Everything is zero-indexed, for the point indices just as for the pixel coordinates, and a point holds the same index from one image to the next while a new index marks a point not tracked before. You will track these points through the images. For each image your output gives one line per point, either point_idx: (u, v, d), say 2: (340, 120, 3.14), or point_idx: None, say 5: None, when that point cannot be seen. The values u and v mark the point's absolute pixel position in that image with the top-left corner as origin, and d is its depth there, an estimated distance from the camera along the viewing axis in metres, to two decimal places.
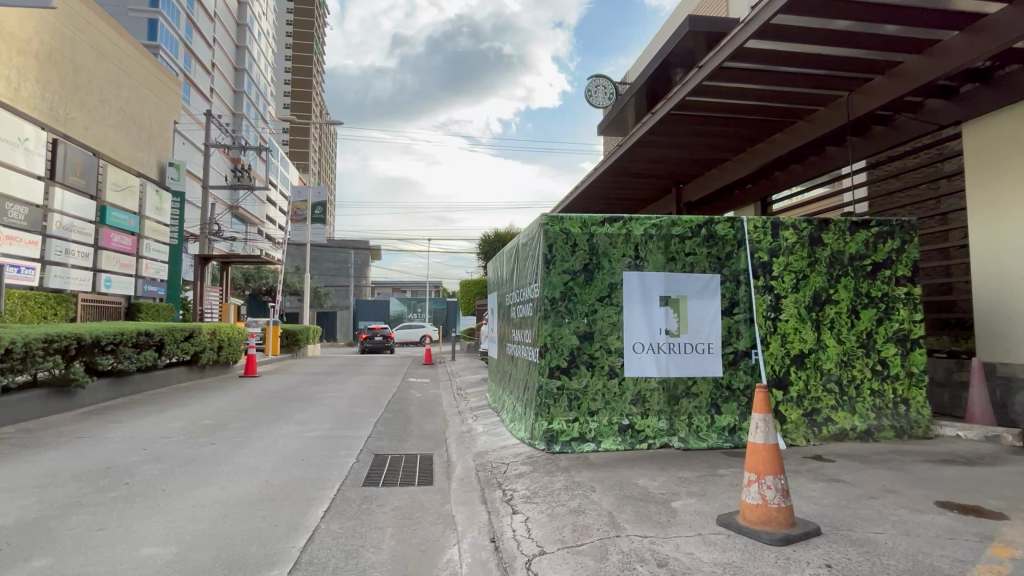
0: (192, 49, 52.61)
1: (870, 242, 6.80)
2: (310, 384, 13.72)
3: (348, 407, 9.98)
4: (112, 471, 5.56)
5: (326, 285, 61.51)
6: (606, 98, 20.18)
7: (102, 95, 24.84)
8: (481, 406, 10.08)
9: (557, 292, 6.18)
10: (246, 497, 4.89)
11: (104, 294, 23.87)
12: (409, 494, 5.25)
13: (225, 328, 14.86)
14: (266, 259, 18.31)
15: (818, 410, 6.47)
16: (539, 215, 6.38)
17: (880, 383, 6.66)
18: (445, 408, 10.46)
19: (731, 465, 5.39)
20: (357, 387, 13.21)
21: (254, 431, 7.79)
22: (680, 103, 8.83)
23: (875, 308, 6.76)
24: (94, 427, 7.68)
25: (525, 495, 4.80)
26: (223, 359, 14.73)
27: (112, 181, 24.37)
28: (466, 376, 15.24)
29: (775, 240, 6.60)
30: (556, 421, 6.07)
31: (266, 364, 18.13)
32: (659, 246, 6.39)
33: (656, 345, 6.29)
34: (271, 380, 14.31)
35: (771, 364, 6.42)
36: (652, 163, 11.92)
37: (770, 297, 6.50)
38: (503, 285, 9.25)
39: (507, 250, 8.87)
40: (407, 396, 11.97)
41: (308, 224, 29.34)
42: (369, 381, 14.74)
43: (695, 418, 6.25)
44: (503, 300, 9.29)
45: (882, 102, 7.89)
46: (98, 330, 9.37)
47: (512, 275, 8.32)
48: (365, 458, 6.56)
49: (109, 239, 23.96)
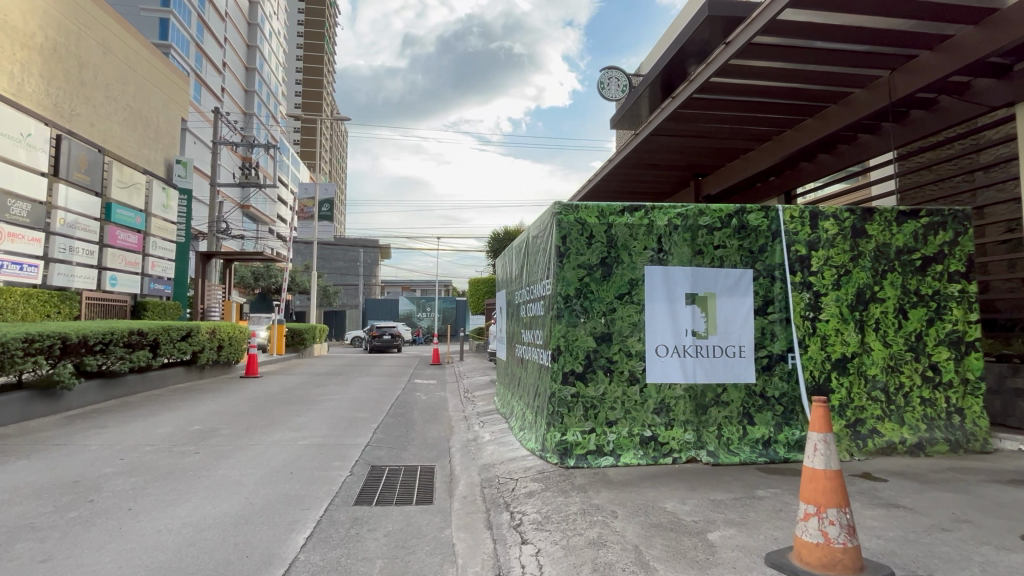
0: (202, 49, 52.72)
1: (920, 233, 6.10)
2: (312, 385, 13.22)
3: (348, 411, 9.43)
4: (79, 486, 5.04)
5: (336, 284, 61.25)
6: (620, 89, 19.46)
7: (109, 92, 24.73)
8: (489, 411, 9.48)
9: (572, 289, 5.57)
10: (220, 519, 4.33)
11: (109, 292, 23.58)
12: (405, 515, 4.67)
13: (226, 328, 14.38)
14: (270, 256, 17.87)
15: (862, 420, 5.81)
16: (551, 205, 5.77)
17: (931, 391, 5.96)
18: (452, 413, 9.88)
19: (770, 485, 4.76)
20: (361, 389, 12.68)
21: (245, 438, 7.27)
22: (704, 85, 8.15)
23: (925, 308, 6.06)
24: (74, 433, 7.19)
25: (535, 521, 4.19)
26: (224, 359, 14.27)
27: (117, 177, 24.11)
28: (475, 378, 14.65)
29: (814, 231, 5.94)
30: (571, 432, 5.46)
31: (270, 364, 17.70)
32: (685, 237, 5.76)
33: (681, 348, 5.66)
34: (272, 381, 13.82)
35: (810, 369, 5.77)
36: (671, 154, 11.25)
37: (809, 295, 5.85)
38: (512, 283, 8.65)
39: (517, 245, 8.26)
40: (412, 400, 11.42)
41: (315, 221, 28.94)
42: (373, 382, 14.22)
43: (725, 430, 5.62)
44: (511, 301, 8.65)
45: (927, 82, 7.16)
46: (85, 328, 8.90)
47: (521, 273, 7.71)
48: (361, 471, 5.98)
49: (114, 237, 23.68)
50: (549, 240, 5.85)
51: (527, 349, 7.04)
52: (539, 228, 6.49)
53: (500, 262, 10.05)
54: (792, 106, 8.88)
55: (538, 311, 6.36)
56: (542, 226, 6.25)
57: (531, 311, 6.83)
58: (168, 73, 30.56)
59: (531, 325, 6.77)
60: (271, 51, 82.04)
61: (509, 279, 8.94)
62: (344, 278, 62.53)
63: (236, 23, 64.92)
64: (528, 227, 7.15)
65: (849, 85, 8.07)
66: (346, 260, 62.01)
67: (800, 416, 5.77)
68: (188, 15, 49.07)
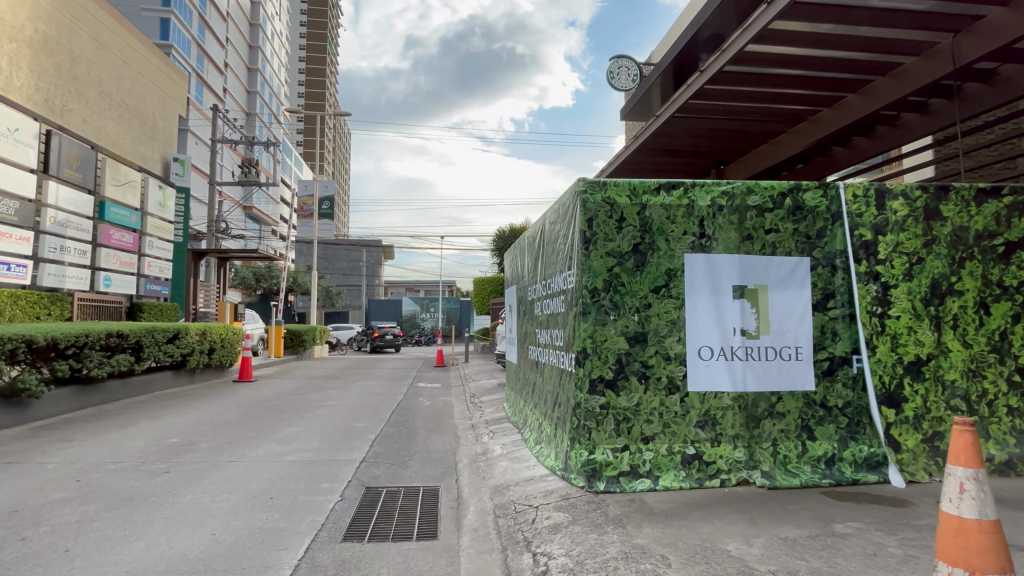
0: (203, 49, 52.23)
1: (1003, 215, 5.20)
2: (309, 390, 12.42)
3: (344, 420, 8.59)
4: (16, 518, 4.23)
5: (339, 285, 60.53)
6: (631, 78, 18.57)
7: (102, 87, 23.98)
8: (498, 419, 8.62)
9: (600, 281, 4.73)
10: (175, 564, 3.52)
11: (103, 293, 22.89)
12: (404, 554, 3.84)
13: (218, 329, 13.50)
14: (266, 255, 17.07)
15: (940, 434, 4.94)
16: (572, 184, 4.93)
17: (1020, 400, 5.08)
18: (457, 422, 9.03)
19: (849, 517, 3.90)
20: (360, 394, 11.85)
21: (226, 452, 6.46)
22: (739, 55, 7.23)
23: (1010, 302, 5.17)
24: (35, 448, 6.41)
25: (566, 568, 3.34)
26: (216, 363, 13.45)
27: (112, 174, 23.45)
28: (482, 381, 13.81)
29: (881, 212, 5.08)
30: (600, 450, 4.62)
31: (267, 367, 16.93)
32: (731, 220, 4.91)
33: (728, 350, 4.80)
34: (267, 385, 13.03)
35: (879, 374, 4.91)
36: (693, 139, 10.39)
37: (876, 287, 4.99)
38: (524, 278, 7.78)
39: (529, 235, 7.39)
40: (414, 406, 10.60)
41: (316, 219, 28.17)
42: (373, 386, 13.39)
43: (782, 447, 4.76)
44: (523, 298, 7.75)
45: (998, 46, 6.23)
46: (55, 330, 8.09)
47: (535, 267, 6.84)
48: (354, 494, 5.15)
49: (109, 236, 22.99)
50: (571, 225, 5.00)
51: (544, 351, 6.23)
52: (557, 214, 5.63)
53: (510, 255, 9.19)
54: (834, 81, 8.00)
55: (559, 308, 5.52)
56: (562, 211, 5.40)
57: (549, 309, 5.97)
58: (167, 69, 29.91)
59: (550, 325, 5.92)
60: (273, 52, 81.50)
61: (521, 272, 8.08)
62: (347, 278, 61.74)
63: (238, 23, 64.34)
64: (544, 214, 6.29)
65: (900, 54, 7.20)
66: (349, 261, 61.22)
67: (868, 429, 4.91)
68: (189, 14, 48.56)
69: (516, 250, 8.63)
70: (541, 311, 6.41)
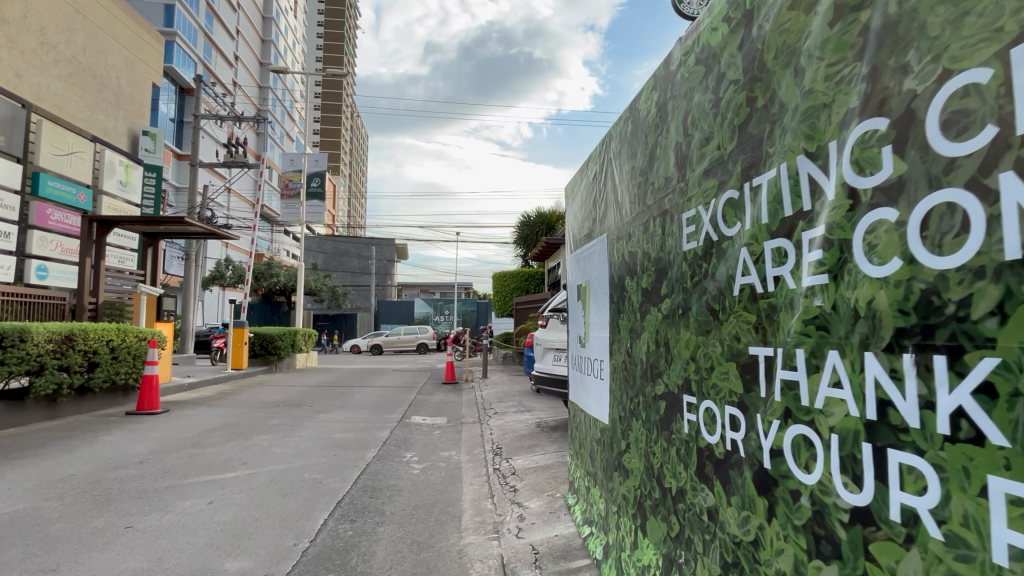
0: (213, 39, 48.09)
1: None
2: (228, 435, 7.46)
3: (199, 555, 3.64)
4: None
5: (349, 286, 55.90)
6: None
7: (42, 37, 18.77)
8: (564, 555, 3.64)
9: None
10: None
11: (38, 287, 17.78)
12: None
13: (102, 329, 8.70)
14: (204, 226, 12.02)
15: None
16: None
17: None
18: (464, 545, 3.99)
19: None
20: (303, 447, 6.90)
21: None
22: None
23: None
24: None
25: None
26: (101, 384, 8.74)
27: (51, 141, 18.38)
28: (512, 419, 8.74)
29: None
30: None
31: (209, 388, 12.11)
32: None
33: None
34: (167, 424, 8.10)
35: None
36: None
37: None
38: (651, 183, 2.73)
39: (682, 43, 2.38)
40: (388, 482, 5.62)
41: (304, 200, 22.67)
42: (337, 426, 8.37)
43: None
44: (651, 249, 2.71)
45: None
46: None
47: (746, 106, 1.85)
48: None
49: (45, 216, 18.09)
50: None
51: (860, 451, 1.34)
52: None
53: (586, 176, 4.17)
54: None
55: None
56: None
57: (948, 219, 1.13)
58: (133, 25, 24.62)
59: (967, 304, 1.09)
60: (287, 46, 77.09)
61: (630, 174, 3.02)
62: (356, 278, 56.63)
63: (249, 10, 59.66)
64: None
65: None
66: (358, 259, 55.97)
67: None
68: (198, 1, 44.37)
69: (607, 150, 3.54)
70: (809, 248, 1.52)
